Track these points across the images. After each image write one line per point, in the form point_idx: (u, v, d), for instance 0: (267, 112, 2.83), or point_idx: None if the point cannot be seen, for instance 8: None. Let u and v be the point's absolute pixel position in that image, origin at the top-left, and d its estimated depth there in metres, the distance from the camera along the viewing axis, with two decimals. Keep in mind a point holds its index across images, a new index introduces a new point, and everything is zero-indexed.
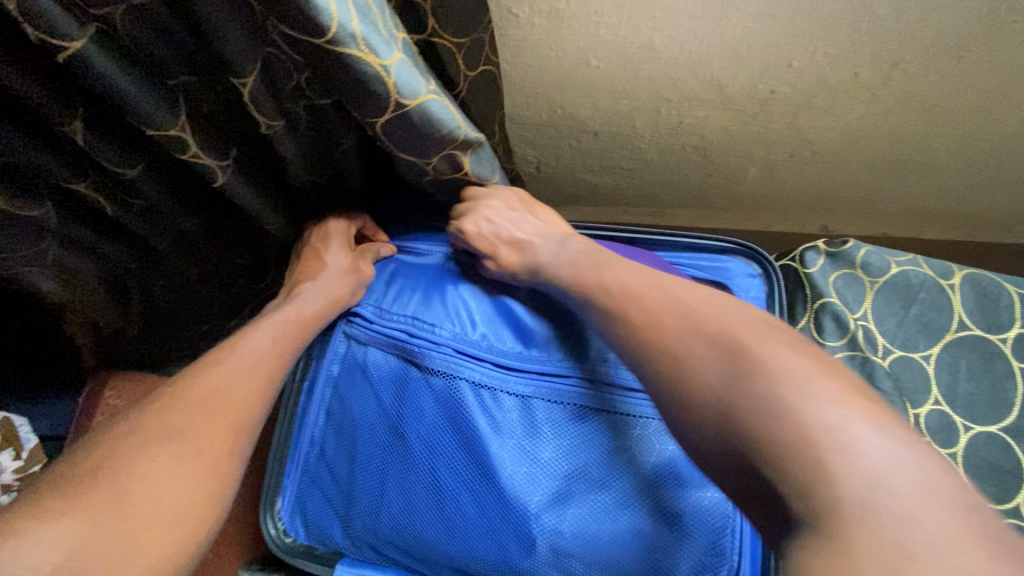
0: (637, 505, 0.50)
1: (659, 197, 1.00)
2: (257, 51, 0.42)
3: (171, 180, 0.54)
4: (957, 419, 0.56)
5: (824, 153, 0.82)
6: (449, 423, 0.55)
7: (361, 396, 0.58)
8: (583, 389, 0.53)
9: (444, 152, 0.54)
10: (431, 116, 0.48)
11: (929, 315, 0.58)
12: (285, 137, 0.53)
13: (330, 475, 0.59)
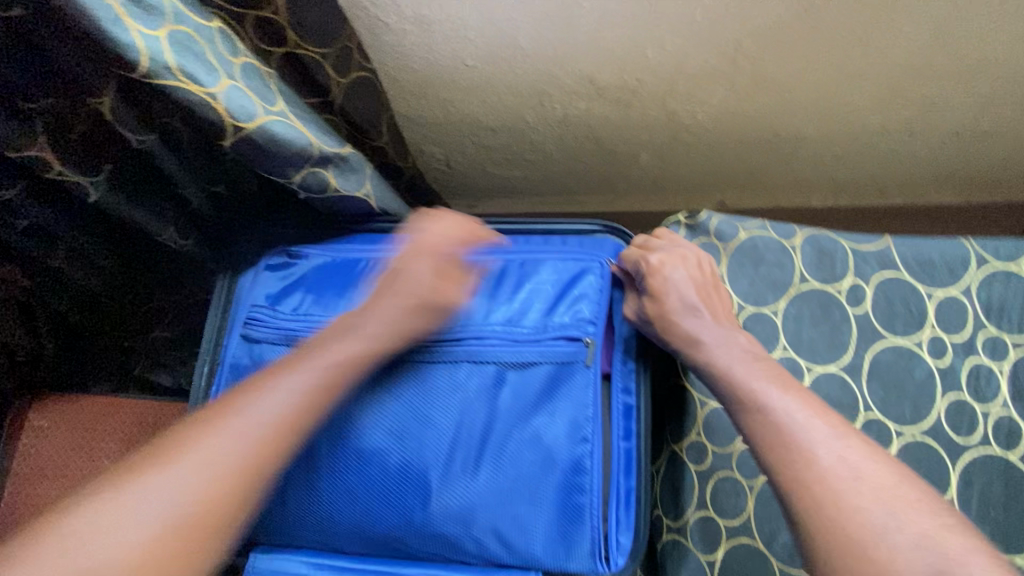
0: (524, 453, 0.57)
1: (569, 186, 1.06)
2: (103, 75, 0.46)
3: (61, 207, 0.59)
4: (802, 363, 0.62)
5: (703, 135, 0.89)
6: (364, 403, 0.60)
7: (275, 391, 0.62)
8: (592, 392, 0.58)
9: (304, 168, 0.58)
10: (272, 136, 0.52)
11: (775, 273, 0.65)
12: (163, 151, 0.56)
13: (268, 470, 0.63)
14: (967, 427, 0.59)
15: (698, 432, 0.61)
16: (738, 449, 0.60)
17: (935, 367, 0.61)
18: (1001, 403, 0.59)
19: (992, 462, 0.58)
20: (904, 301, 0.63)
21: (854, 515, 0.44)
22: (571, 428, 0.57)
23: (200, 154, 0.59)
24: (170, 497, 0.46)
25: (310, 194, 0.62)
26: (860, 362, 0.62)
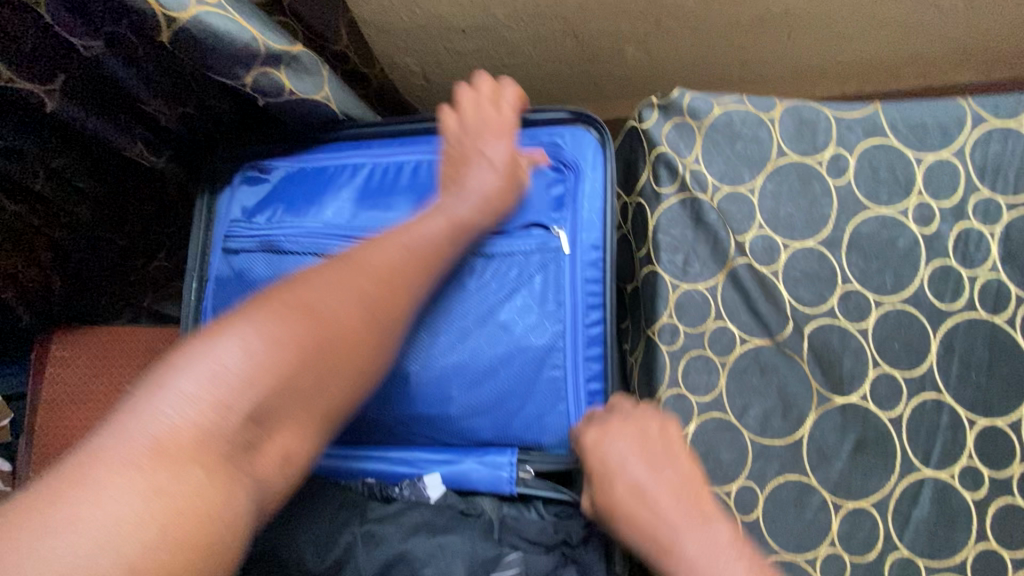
0: (492, 335, 0.58)
1: (554, 96, 1.03)
2: None
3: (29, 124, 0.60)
4: (778, 240, 0.60)
5: (686, 20, 0.84)
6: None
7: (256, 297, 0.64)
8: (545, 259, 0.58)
9: (254, 69, 0.58)
10: (210, 29, 0.52)
11: (752, 149, 0.62)
12: (116, 65, 0.57)
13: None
14: (951, 293, 0.57)
15: (670, 315, 0.61)
16: (708, 328, 0.60)
17: (920, 234, 0.58)
18: (990, 267, 0.57)
19: (976, 327, 0.56)
20: (890, 168, 0.60)
21: None
22: (541, 309, 0.58)
23: (158, 69, 0.59)
24: (199, 391, 0.37)
25: (269, 99, 0.61)
26: (840, 235, 0.59)
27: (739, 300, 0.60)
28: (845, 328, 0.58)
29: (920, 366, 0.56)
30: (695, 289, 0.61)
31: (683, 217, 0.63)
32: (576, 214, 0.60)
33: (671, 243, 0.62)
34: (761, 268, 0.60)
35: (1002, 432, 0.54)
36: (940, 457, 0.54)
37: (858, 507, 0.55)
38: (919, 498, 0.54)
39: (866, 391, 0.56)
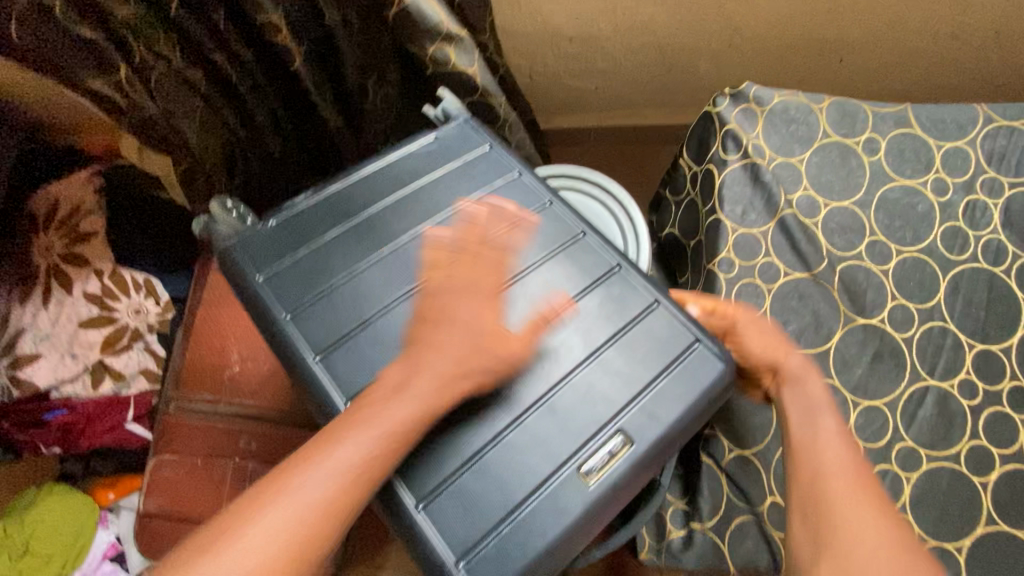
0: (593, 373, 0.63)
1: (634, 99, 1.24)
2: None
3: (284, 92, 0.87)
4: (820, 200, 0.77)
5: (752, 40, 1.04)
6: (333, 331, 0.66)
7: (274, 268, 0.69)
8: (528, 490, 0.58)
9: (436, 42, 0.80)
10: (420, 10, 0.76)
11: (803, 130, 0.79)
12: (347, 47, 0.83)
13: (351, 231, 0.71)
14: (959, 249, 0.72)
15: (728, 250, 0.78)
16: (758, 262, 0.76)
17: (936, 201, 0.74)
18: (992, 229, 0.71)
19: (979, 273, 0.70)
20: (915, 150, 0.76)
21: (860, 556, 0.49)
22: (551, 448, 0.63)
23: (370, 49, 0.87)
24: None
25: (438, 67, 0.85)
26: (869, 198, 0.75)
27: (785, 242, 0.76)
28: (870, 268, 0.73)
29: (929, 301, 0.70)
30: (750, 232, 0.78)
31: (744, 177, 0.80)
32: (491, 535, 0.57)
33: (731, 198, 0.80)
34: (805, 219, 0.76)
35: (996, 355, 0.68)
36: (942, 371, 0.68)
37: (872, 406, 0.69)
38: (924, 401, 0.68)
39: (884, 316, 0.71)
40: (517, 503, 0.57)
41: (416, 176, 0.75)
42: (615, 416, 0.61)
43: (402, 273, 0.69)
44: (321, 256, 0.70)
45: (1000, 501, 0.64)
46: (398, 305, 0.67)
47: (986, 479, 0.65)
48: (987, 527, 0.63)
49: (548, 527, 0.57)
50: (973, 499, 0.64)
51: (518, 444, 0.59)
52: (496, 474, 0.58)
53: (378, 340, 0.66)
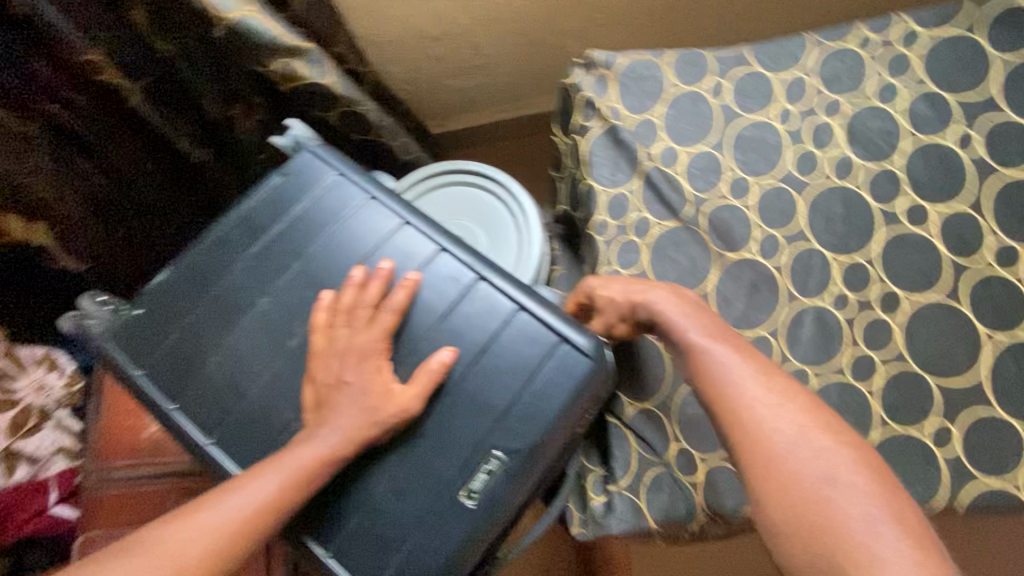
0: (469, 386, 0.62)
1: (519, 89, 1.25)
2: (163, 31, 0.74)
3: (140, 135, 0.86)
4: (678, 149, 0.78)
5: (611, 12, 1.07)
6: (217, 414, 0.60)
7: (146, 360, 0.62)
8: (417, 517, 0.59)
9: (278, 59, 0.79)
10: (249, 28, 0.73)
11: (653, 86, 0.81)
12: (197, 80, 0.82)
13: (193, 271, 0.65)
14: (811, 170, 0.74)
15: (602, 214, 0.79)
16: (631, 219, 0.77)
17: (783, 130, 0.76)
18: (839, 146, 0.74)
19: (834, 190, 0.72)
20: (757, 85, 0.78)
21: (822, 504, 0.48)
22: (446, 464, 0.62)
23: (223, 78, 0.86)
24: None
25: (289, 82, 0.83)
26: (723, 139, 0.77)
27: (653, 195, 0.78)
28: (734, 206, 0.74)
29: (792, 225, 0.72)
30: (619, 192, 0.79)
31: (606, 142, 0.82)
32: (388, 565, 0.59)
33: (598, 162, 0.81)
34: (667, 170, 0.78)
35: (861, 265, 0.69)
36: (814, 288, 0.70)
37: (755, 335, 0.70)
38: (803, 323, 0.69)
39: (754, 248, 0.72)
40: (408, 531, 0.59)
41: (260, 195, 0.68)
42: (491, 430, 0.60)
43: (249, 304, 0.63)
44: (187, 333, 0.62)
45: (889, 404, 0.65)
46: (274, 366, 0.61)
47: (872, 386, 0.65)
48: (880, 432, 0.64)
49: (435, 551, 0.58)
50: (863, 406, 0.65)
51: (403, 471, 0.60)
52: (388, 513, 0.59)
53: (259, 408, 0.60)
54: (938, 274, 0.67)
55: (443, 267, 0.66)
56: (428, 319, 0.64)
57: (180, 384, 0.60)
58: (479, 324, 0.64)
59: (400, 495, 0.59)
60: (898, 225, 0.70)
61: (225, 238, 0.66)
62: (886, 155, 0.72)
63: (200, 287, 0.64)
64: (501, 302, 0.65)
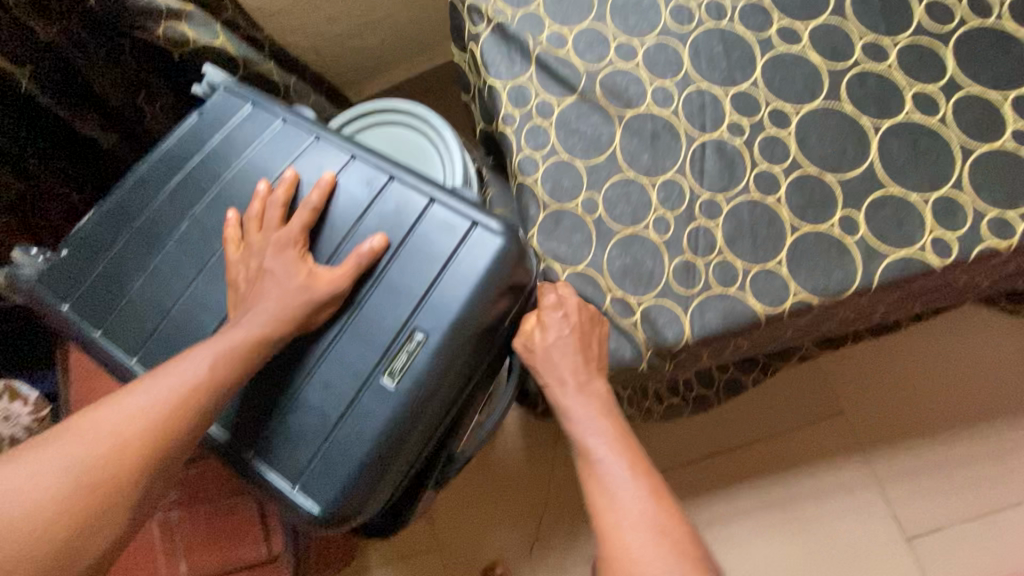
0: (383, 274, 0.64)
1: (423, 39, 1.28)
2: (44, 15, 0.74)
3: (49, 133, 0.86)
4: (563, 30, 0.81)
5: None
6: (139, 333, 0.65)
7: (74, 293, 0.68)
8: (343, 407, 0.61)
9: (160, 22, 0.81)
10: None
11: None
12: (92, 66, 0.82)
13: (122, 210, 0.70)
14: (687, 20, 0.77)
15: (504, 105, 0.81)
16: (532, 104, 0.80)
17: None
18: None
19: (711, 32, 0.76)
20: None
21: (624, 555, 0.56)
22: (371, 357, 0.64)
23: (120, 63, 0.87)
24: None
25: (179, 49, 0.85)
26: (602, 11, 0.81)
27: (549, 77, 0.80)
28: (624, 68, 0.77)
29: (679, 72, 0.75)
30: (517, 82, 0.81)
31: (496, 40, 0.84)
32: (314, 460, 0.60)
33: (491, 60, 0.83)
34: (557, 51, 0.80)
35: (748, 92, 0.73)
36: (711, 124, 0.73)
37: (665, 179, 0.73)
38: (706, 157, 0.72)
39: (649, 101, 0.75)
40: (335, 422, 0.61)
41: (182, 137, 0.73)
42: (409, 316, 0.62)
43: (170, 239, 0.68)
44: (112, 264, 0.68)
45: (797, 208, 0.68)
46: (196, 284, 0.66)
47: (778, 195, 0.69)
48: (794, 235, 0.68)
49: (363, 436, 0.60)
50: (774, 216, 0.69)
51: (329, 368, 0.62)
52: (315, 407, 0.61)
53: (186, 324, 0.65)
54: (817, 82, 0.71)
55: (351, 176, 0.68)
56: (337, 225, 0.66)
57: (108, 310, 0.66)
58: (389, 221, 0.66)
59: (325, 388, 0.61)
60: (774, 48, 0.73)
61: (152, 178, 0.71)
62: None
63: (122, 224, 0.69)
64: (409, 197, 0.67)
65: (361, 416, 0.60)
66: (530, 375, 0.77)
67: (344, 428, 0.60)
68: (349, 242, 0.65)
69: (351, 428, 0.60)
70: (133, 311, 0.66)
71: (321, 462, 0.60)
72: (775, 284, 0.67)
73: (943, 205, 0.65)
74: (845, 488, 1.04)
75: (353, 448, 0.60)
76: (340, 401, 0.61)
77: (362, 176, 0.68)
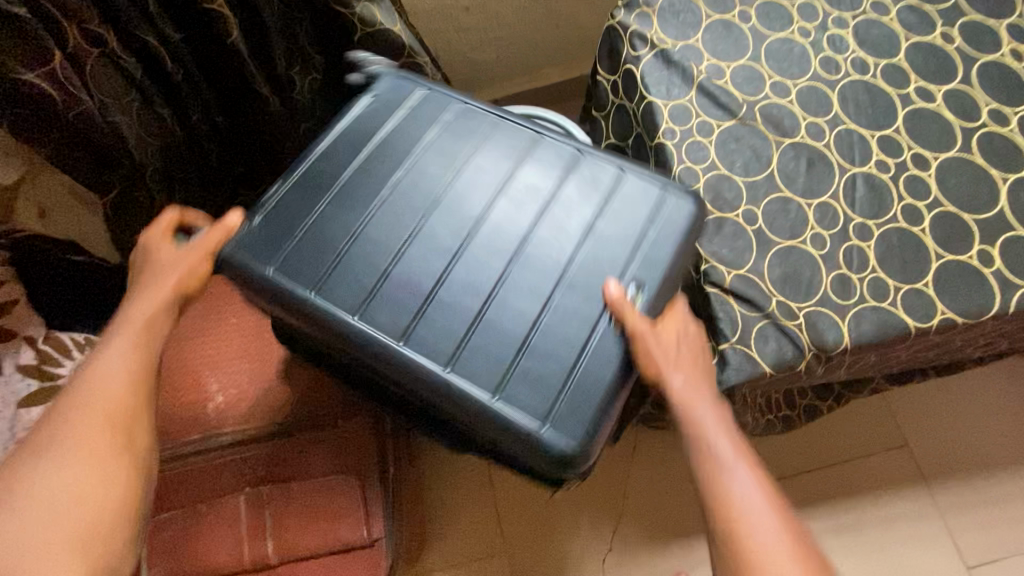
0: (593, 230, 0.69)
1: (532, 61, 1.37)
2: None
3: (217, 85, 0.87)
4: (722, 64, 0.91)
5: None
6: (361, 287, 0.66)
7: (278, 256, 0.68)
8: (575, 351, 0.64)
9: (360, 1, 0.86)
10: None
11: (690, 18, 0.94)
12: (272, 24, 0.84)
13: (313, 180, 0.72)
14: (835, 70, 0.88)
15: (667, 121, 0.88)
16: (694, 123, 0.88)
17: (805, 42, 0.91)
18: (852, 50, 0.89)
19: (857, 83, 0.87)
20: (776, 11, 0.93)
21: None
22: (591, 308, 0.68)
23: (292, 31, 0.90)
24: None
25: (365, 29, 0.89)
26: (757, 53, 0.91)
27: (709, 102, 0.89)
28: (780, 102, 0.87)
29: (830, 112, 0.86)
30: (679, 102, 0.89)
31: (658, 65, 0.92)
32: (551, 411, 0.62)
33: (654, 82, 0.91)
34: (717, 81, 0.89)
35: (891, 136, 0.83)
36: (860, 159, 0.83)
37: (821, 201, 0.81)
38: (857, 187, 0.81)
39: (803, 133, 0.85)
40: (573, 364, 0.63)
41: (360, 113, 0.76)
42: (624, 269, 0.67)
43: (375, 203, 0.70)
44: (318, 224, 0.69)
45: (940, 239, 0.78)
46: (415, 251, 0.68)
47: (922, 226, 0.78)
48: (938, 261, 0.77)
49: (599, 380, 0.62)
50: (920, 243, 0.78)
51: (557, 316, 0.65)
52: (549, 349, 0.64)
53: (405, 281, 0.67)
54: (953, 137, 0.82)
55: (535, 149, 0.73)
56: (534, 189, 0.71)
57: (321, 270, 0.67)
58: (587, 195, 0.71)
59: (560, 332, 0.64)
60: (913, 103, 0.85)
61: (334, 150, 0.73)
62: (891, 53, 0.88)
63: (320, 187, 0.71)
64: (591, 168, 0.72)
65: (594, 359, 0.63)
66: None
67: (578, 373, 0.63)
68: (553, 209, 0.70)
69: (587, 372, 0.63)
70: (346, 275, 0.67)
71: (565, 413, 0.61)
72: (924, 302, 0.75)
73: None
74: (908, 517, 1.10)
75: (592, 395, 0.62)
76: (574, 346, 0.64)
77: (544, 146, 0.74)
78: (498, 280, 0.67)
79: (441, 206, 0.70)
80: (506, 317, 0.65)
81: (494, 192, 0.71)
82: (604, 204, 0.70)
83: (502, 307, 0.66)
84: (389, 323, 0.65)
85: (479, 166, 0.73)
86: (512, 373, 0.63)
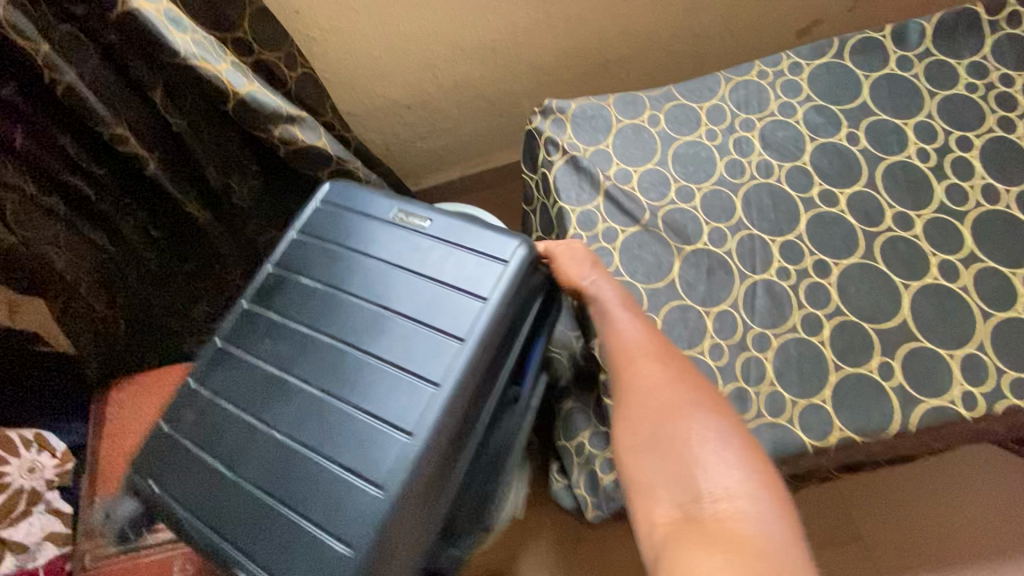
0: (380, 236, 0.76)
1: (482, 147, 1.41)
2: (177, 106, 0.84)
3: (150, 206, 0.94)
4: (630, 169, 0.93)
5: (552, 73, 1.26)
6: (348, 440, 0.65)
7: (273, 482, 0.66)
8: (450, 240, 0.73)
9: (280, 125, 0.90)
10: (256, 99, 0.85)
11: (601, 123, 0.97)
12: (200, 149, 0.90)
13: (228, 423, 0.71)
14: (739, 173, 0.89)
15: (575, 227, 0.90)
16: (599, 229, 0.90)
17: (712, 145, 0.92)
18: (758, 152, 0.90)
19: (761, 186, 0.88)
20: (685, 114, 0.95)
21: None
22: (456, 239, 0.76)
23: (227, 152, 0.94)
24: None
25: (287, 147, 0.94)
26: (665, 157, 0.93)
27: (615, 208, 0.90)
28: (683, 207, 0.88)
29: (732, 218, 0.86)
30: (586, 208, 0.91)
31: (569, 170, 0.95)
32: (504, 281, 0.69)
33: (565, 187, 0.94)
34: (624, 186, 0.91)
35: (792, 241, 0.83)
36: (761, 266, 0.82)
37: (720, 310, 0.81)
38: (757, 294, 0.81)
39: (705, 239, 0.86)
40: (479, 249, 0.72)
41: (226, 383, 0.74)
42: (418, 231, 0.75)
43: (298, 351, 0.72)
44: (257, 467, 0.67)
45: (839, 350, 0.76)
46: (371, 370, 0.68)
47: (822, 336, 0.77)
48: (837, 374, 0.75)
49: (486, 240, 0.72)
50: (819, 354, 0.76)
51: (424, 274, 0.72)
52: (440, 265, 0.72)
53: (296, 414, 0.69)
54: (856, 242, 0.82)
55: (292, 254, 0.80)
56: (329, 252, 0.78)
57: (342, 449, 0.65)
58: (409, 252, 0.74)
59: (461, 263, 0.71)
60: (816, 207, 0.85)
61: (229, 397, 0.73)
62: (796, 155, 0.89)
63: (215, 451, 0.70)
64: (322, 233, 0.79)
65: (451, 245, 0.73)
66: (582, 480, 0.81)
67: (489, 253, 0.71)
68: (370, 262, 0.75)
69: (472, 241, 0.72)
70: (368, 434, 0.65)
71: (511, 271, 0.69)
72: (821, 418, 0.73)
73: (969, 360, 0.73)
74: None
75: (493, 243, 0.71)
76: (469, 258, 0.71)
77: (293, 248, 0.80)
78: (387, 311, 0.71)
79: (296, 333, 0.74)
80: (404, 316, 0.70)
81: (323, 297, 0.75)
82: (382, 228, 0.77)
83: (401, 314, 0.70)
84: (417, 404, 0.64)
85: (305, 300, 0.75)
86: (464, 294, 0.69)
